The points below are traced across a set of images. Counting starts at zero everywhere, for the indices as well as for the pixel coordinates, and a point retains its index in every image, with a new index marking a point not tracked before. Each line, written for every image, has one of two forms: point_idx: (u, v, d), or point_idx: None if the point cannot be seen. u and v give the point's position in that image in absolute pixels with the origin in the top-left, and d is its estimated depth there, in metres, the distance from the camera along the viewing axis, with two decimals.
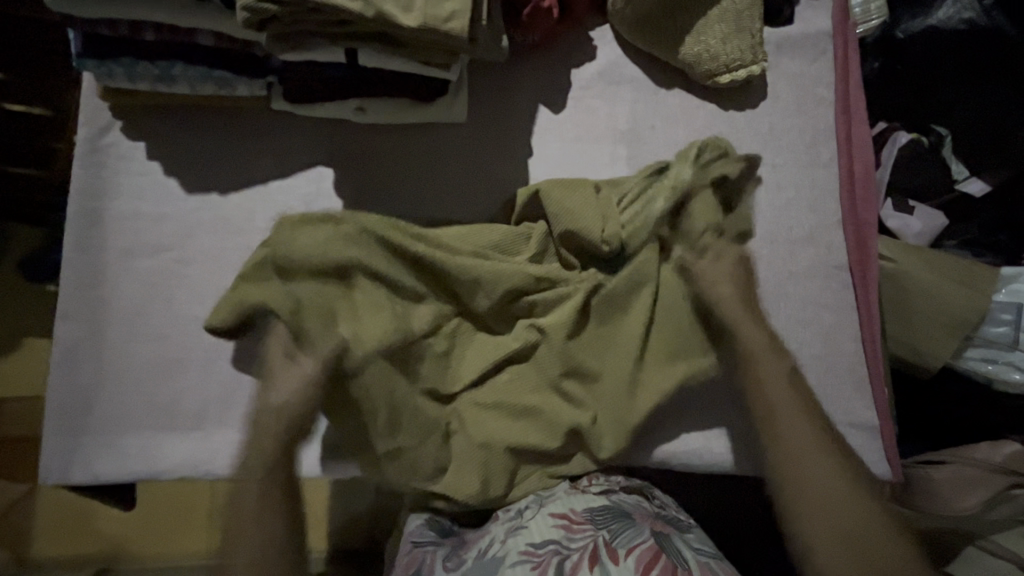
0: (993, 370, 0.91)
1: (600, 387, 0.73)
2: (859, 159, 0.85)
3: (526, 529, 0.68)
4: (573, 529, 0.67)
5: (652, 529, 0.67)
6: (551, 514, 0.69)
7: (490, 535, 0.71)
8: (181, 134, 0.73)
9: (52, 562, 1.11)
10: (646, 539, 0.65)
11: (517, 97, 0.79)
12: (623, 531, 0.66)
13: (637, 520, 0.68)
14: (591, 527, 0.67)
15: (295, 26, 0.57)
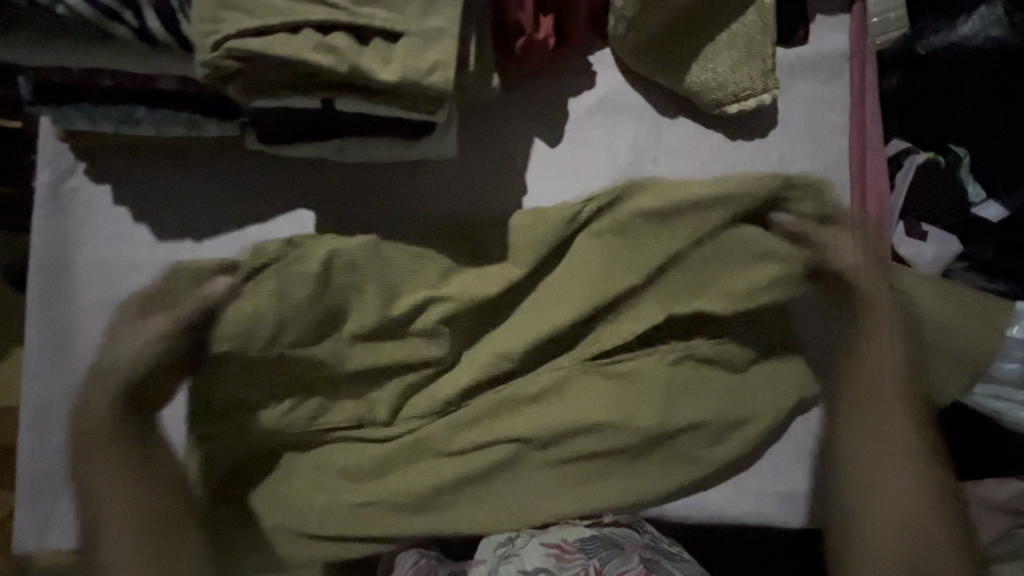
0: (1002, 407, 0.88)
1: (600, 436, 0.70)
2: (874, 193, 0.80)
3: (519, 557, 0.67)
4: (564, 557, 0.67)
5: (642, 556, 0.68)
6: (543, 543, 0.68)
7: (482, 567, 0.68)
8: (150, 176, 0.68)
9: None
10: (636, 565, 0.66)
11: (510, 131, 0.73)
12: (612, 558, 0.67)
13: (626, 548, 0.68)
14: (582, 556, 0.67)
15: (265, 77, 0.51)
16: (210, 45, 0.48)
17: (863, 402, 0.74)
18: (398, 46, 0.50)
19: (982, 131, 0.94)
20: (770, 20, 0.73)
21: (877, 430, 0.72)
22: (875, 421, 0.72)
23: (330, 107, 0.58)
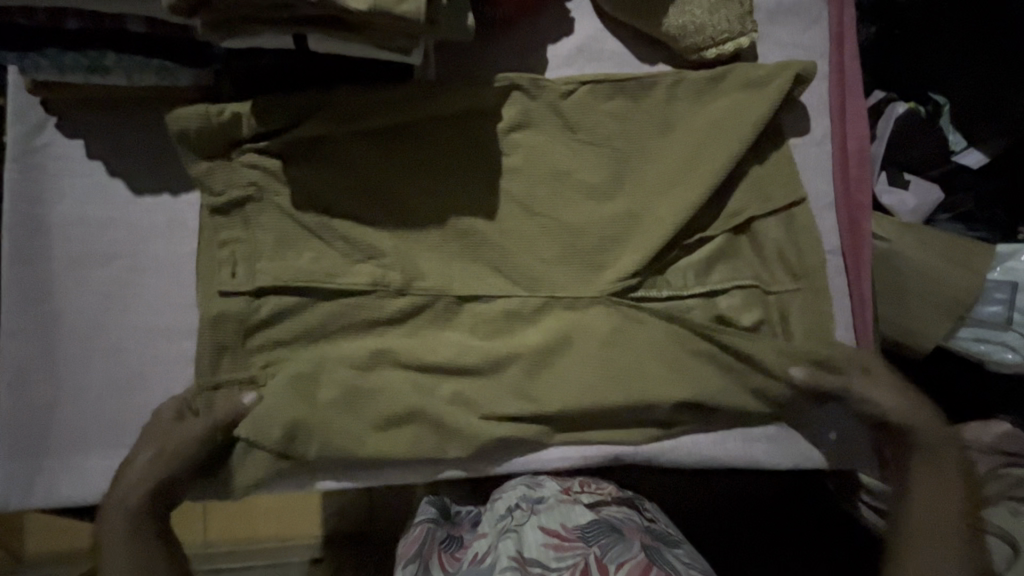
0: (985, 349, 0.89)
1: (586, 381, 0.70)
2: (853, 136, 0.81)
3: (517, 535, 0.70)
4: (562, 547, 0.68)
5: (642, 542, 0.68)
6: (541, 528, 0.70)
7: (485, 540, 0.73)
8: (124, 130, 0.67)
9: (46, 558, 1.09)
10: (636, 553, 0.66)
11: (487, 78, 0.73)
12: (613, 546, 0.67)
13: (626, 534, 0.69)
14: (582, 543, 0.68)
15: (235, 11, 0.51)
16: None
17: (938, 485, 0.71)
18: None
19: (961, 78, 0.95)
20: None
21: (933, 507, 0.70)
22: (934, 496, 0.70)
23: (303, 46, 0.57)
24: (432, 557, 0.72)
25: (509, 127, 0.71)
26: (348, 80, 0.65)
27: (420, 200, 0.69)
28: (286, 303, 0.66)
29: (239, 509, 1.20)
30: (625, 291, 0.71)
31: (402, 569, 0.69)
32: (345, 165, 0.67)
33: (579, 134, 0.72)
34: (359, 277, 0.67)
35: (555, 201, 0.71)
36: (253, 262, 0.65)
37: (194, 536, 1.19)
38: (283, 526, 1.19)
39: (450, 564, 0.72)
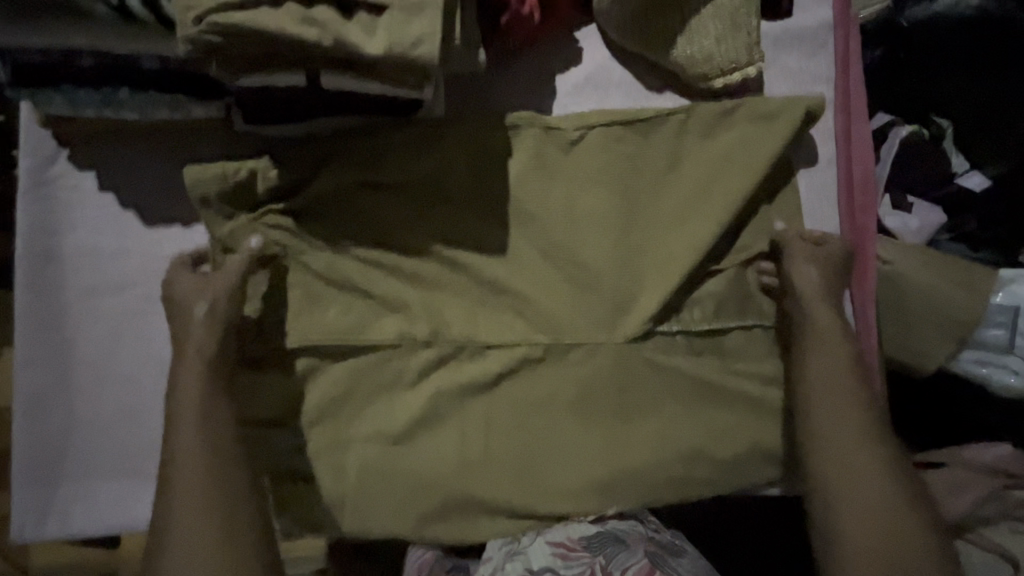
0: (987, 372, 0.90)
1: (588, 408, 0.73)
2: (859, 162, 0.81)
3: (525, 553, 0.70)
4: (569, 556, 0.69)
5: (646, 551, 0.70)
6: (549, 541, 0.71)
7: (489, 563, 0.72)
8: (135, 161, 0.67)
9: None
10: (639, 560, 0.69)
11: (497, 106, 0.73)
12: (618, 554, 0.69)
13: (630, 543, 0.71)
14: (588, 553, 0.69)
15: (250, 54, 0.51)
16: (191, 18, 0.47)
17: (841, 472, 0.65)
18: (382, 20, 0.50)
19: (963, 101, 0.96)
20: None
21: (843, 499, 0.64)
22: (842, 446, 0.66)
23: (316, 83, 0.58)
24: None
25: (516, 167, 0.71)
26: (358, 127, 0.68)
27: (431, 232, 0.70)
28: (303, 332, 0.68)
29: None
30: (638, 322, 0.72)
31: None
32: (354, 207, 0.69)
33: (591, 167, 0.73)
34: (372, 309, 0.70)
35: (564, 230, 0.72)
36: (273, 294, 0.69)
37: None
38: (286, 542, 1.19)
39: None
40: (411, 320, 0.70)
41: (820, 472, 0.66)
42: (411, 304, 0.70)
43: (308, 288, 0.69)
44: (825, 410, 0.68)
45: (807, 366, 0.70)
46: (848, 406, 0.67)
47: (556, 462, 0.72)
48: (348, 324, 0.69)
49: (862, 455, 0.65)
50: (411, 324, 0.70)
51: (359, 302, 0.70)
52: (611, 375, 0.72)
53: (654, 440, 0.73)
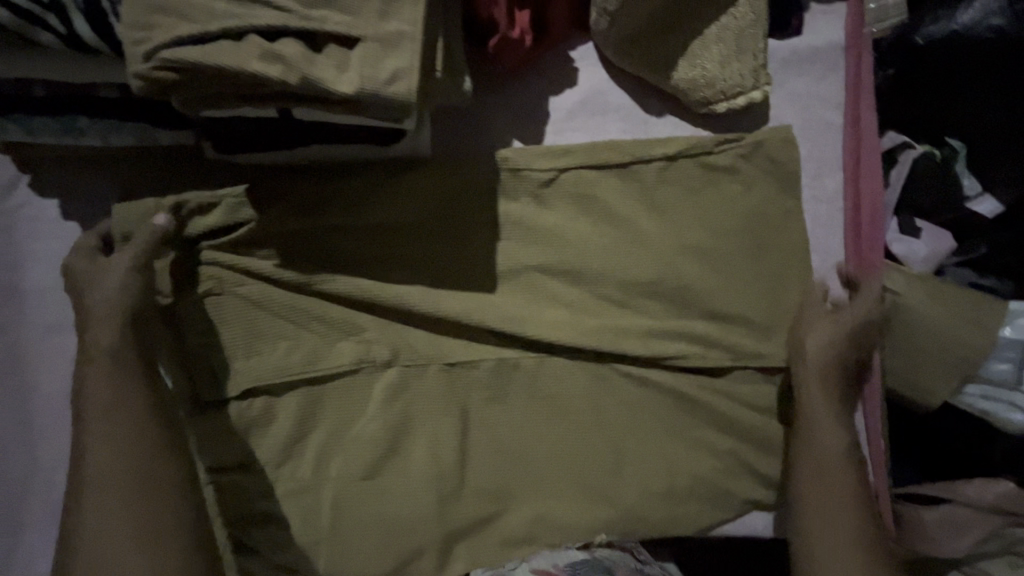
0: (991, 407, 0.87)
1: (566, 452, 0.68)
2: (867, 193, 0.77)
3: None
4: None
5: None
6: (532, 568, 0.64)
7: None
8: (99, 189, 0.63)
9: None
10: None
11: (488, 133, 0.69)
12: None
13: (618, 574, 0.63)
14: None
15: (211, 89, 0.47)
16: (141, 55, 0.43)
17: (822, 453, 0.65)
18: (354, 54, 0.46)
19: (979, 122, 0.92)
20: (762, 12, 0.69)
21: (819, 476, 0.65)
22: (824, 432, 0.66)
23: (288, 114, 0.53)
24: None
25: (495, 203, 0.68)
26: (327, 159, 0.64)
27: (410, 271, 0.66)
28: (269, 373, 0.63)
29: None
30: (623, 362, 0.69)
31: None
32: (321, 244, 0.65)
33: (582, 199, 0.69)
34: (344, 350, 0.65)
35: (553, 264, 0.69)
36: (235, 333, 0.64)
37: None
38: None
39: None
40: (372, 346, 0.65)
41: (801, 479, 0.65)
42: (387, 345, 0.65)
43: (251, 329, 0.64)
44: (816, 417, 0.66)
45: (809, 370, 0.68)
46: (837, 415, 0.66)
47: (538, 509, 0.68)
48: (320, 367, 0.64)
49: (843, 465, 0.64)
50: (388, 367, 0.65)
51: (330, 341, 0.65)
52: (595, 415, 0.69)
53: (638, 484, 0.69)
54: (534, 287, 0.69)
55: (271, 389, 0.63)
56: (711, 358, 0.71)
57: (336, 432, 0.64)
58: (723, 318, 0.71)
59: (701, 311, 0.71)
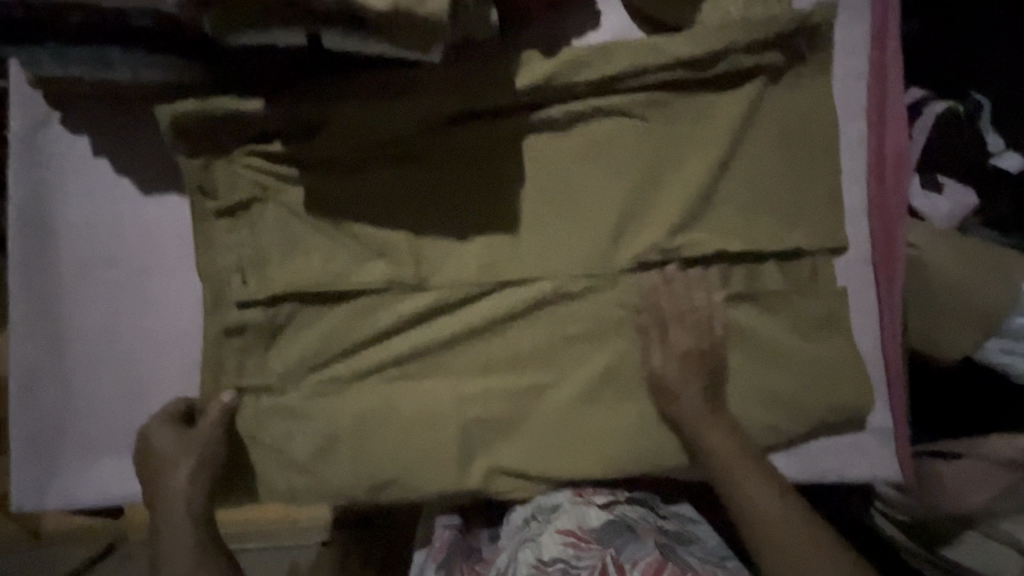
0: (1012, 363, 0.87)
1: (590, 373, 0.70)
2: (893, 141, 0.76)
3: (536, 543, 0.75)
4: (580, 547, 0.73)
5: (656, 541, 0.73)
6: (560, 531, 0.74)
7: (506, 551, 0.77)
8: (130, 127, 0.64)
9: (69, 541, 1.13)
10: (649, 551, 0.72)
11: (509, 65, 0.65)
12: (628, 544, 0.72)
13: (640, 534, 0.74)
14: (598, 546, 0.73)
15: (245, 9, 0.49)
16: None
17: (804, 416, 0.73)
18: None
19: (997, 79, 0.93)
20: None
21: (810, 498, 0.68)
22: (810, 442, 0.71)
23: (317, 43, 0.55)
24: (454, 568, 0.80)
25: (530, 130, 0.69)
26: (362, 76, 0.62)
27: (432, 210, 0.67)
28: (300, 283, 0.65)
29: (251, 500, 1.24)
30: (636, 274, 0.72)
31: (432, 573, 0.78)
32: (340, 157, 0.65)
33: (601, 139, 0.71)
34: (374, 261, 0.67)
35: (570, 205, 0.71)
36: (263, 254, 0.65)
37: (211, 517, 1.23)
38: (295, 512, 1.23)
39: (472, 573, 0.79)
40: (400, 268, 0.67)
41: (709, 468, 0.69)
42: (416, 267, 0.67)
43: (287, 232, 0.65)
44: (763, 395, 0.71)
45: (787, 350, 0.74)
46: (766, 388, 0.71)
47: (561, 436, 0.69)
48: (349, 300, 0.67)
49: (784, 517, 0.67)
50: (417, 290, 0.67)
51: (356, 276, 0.66)
52: (620, 332, 0.71)
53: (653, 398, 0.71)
54: (558, 228, 0.70)
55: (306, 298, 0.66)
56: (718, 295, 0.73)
57: (364, 365, 0.67)
58: (736, 262, 0.74)
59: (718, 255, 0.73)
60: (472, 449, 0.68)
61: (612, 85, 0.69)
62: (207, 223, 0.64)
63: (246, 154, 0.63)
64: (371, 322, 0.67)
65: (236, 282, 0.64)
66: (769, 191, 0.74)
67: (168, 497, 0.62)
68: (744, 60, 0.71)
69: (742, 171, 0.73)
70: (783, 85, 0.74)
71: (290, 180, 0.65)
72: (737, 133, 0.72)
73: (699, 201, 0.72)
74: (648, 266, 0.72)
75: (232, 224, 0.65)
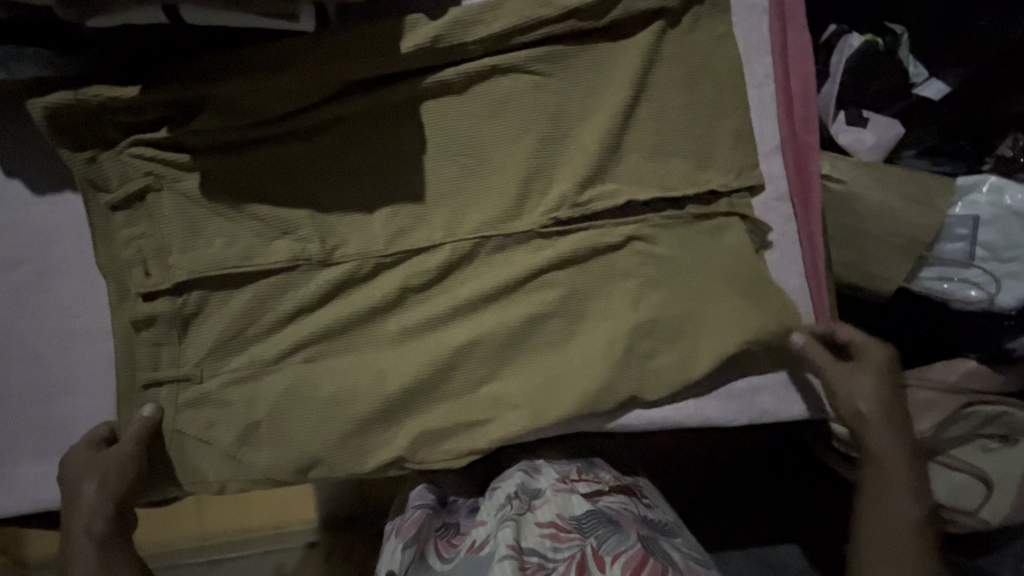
0: (948, 289, 0.86)
1: (513, 335, 0.68)
2: (798, 74, 0.76)
3: (517, 524, 0.75)
4: (560, 538, 0.75)
5: (639, 533, 0.75)
6: (539, 523, 0.77)
7: (484, 528, 0.77)
8: (16, 128, 0.64)
9: (47, 563, 1.13)
10: (633, 544, 0.73)
11: (390, 28, 0.64)
12: (609, 538, 0.73)
13: (623, 526, 0.75)
14: (579, 535, 0.74)
15: None
16: None
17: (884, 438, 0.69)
18: None
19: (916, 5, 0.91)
20: None
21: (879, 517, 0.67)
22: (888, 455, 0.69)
23: (179, 20, 0.54)
24: (427, 543, 0.77)
25: (426, 95, 0.68)
26: (241, 53, 0.61)
27: (335, 186, 0.67)
28: (202, 269, 0.64)
29: (232, 506, 1.24)
30: (553, 231, 0.70)
31: (400, 550, 0.74)
32: (236, 138, 0.64)
33: (501, 96, 0.69)
34: (278, 240, 0.66)
35: (475, 167, 0.69)
36: (163, 244, 0.64)
37: (193, 526, 1.24)
38: (277, 515, 1.24)
39: (444, 546, 0.78)
40: (306, 244, 0.66)
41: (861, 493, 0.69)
42: (321, 243, 0.66)
43: (186, 220, 0.65)
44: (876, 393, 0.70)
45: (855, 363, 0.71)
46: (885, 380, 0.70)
47: (488, 401, 0.68)
48: (256, 282, 0.66)
49: (908, 489, 0.67)
50: (325, 264, 0.66)
51: (260, 257, 0.65)
52: (539, 289, 0.70)
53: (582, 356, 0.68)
54: (465, 191, 0.69)
55: (210, 285, 0.65)
56: (640, 245, 0.71)
57: (280, 347, 0.66)
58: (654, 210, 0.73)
59: (635, 205, 0.72)
60: (398, 421, 0.67)
61: (505, 43, 0.68)
62: (103, 217, 0.64)
63: (134, 144, 0.63)
64: (283, 302, 0.66)
65: (137, 273, 0.63)
66: (678, 136, 0.73)
67: (83, 498, 0.61)
68: (636, 4, 0.69)
69: (650, 117, 0.72)
70: (681, 27, 0.73)
71: (186, 168, 0.64)
72: (638, 77, 0.71)
73: (609, 150, 0.71)
74: (563, 221, 0.70)
75: (128, 216, 0.64)
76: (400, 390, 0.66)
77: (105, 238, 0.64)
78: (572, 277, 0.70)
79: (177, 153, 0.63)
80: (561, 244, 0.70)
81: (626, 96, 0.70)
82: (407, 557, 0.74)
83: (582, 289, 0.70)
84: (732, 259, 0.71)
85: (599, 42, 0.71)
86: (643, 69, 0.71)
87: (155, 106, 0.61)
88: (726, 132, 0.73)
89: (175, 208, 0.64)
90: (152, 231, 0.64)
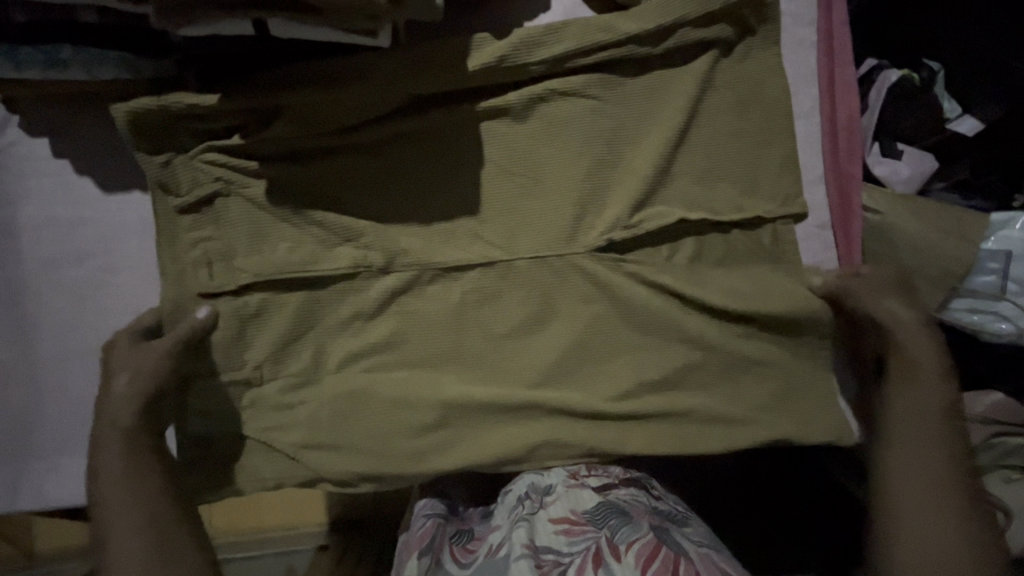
0: (978, 320, 0.88)
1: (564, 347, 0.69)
2: (844, 107, 0.78)
3: (529, 523, 0.76)
4: (574, 531, 0.74)
5: (650, 524, 0.74)
6: (551, 518, 0.75)
7: (499, 531, 0.78)
8: (89, 128, 0.65)
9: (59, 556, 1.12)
10: (644, 534, 0.72)
11: (457, 46, 0.66)
12: (621, 527, 0.73)
13: (635, 517, 0.74)
14: (592, 528, 0.74)
15: None
16: None
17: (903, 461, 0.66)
18: None
19: (953, 44, 0.94)
20: None
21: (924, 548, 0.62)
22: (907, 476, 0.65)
23: (265, 32, 0.56)
24: (443, 550, 0.78)
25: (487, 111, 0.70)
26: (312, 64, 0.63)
27: (395, 197, 0.69)
28: (267, 274, 0.66)
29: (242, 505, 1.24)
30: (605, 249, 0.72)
31: (416, 558, 0.75)
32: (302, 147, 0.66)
33: (558, 116, 0.71)
34: (339, 246, 0.67)
35: (532, 184, 0.71)
36: (230, 247, 0.66)
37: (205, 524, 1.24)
38: (288, 518, 1.24)
39: (460, 551, 0.78)
40: (367, 252, 0.67)
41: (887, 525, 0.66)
42: (382, 251, 0.68)
43: (252, 226, 0.66)
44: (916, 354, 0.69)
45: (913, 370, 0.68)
46: (922, 330, 0.69)
47: (535, 412, 0.69)
48: (316, 287, 0.67)
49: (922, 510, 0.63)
50: (383, 272, 0.68)
51: (323, 263, 0.67)
52: (588, 304, 0.71)
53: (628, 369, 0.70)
54: (521, 206, 0.71)
55: (272, 291, 0.67)
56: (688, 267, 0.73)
57: (335, 352, 0.68)
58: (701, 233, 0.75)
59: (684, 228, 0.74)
60: (447, 428, 0.68)
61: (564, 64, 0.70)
62: (171, 219, 0.65)
63: (206, 150, 0.64)
64: (341, 308, 0.68)
65: (204, 276, 0.65)
66: (727, 164, 0.75)
67: None
68: (693, 34, 0.72)
69: (700, 143, 0.74)
70: (734, 59, 0.75)
71: (254, 174, 0.65)
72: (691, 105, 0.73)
73: (660, 172, 0.72)
74: (614, 239, 0.72)
75: (196, 219, 0.65)
76: (451, 398, 0.67)
77: (169, 238, 0.66)
78: (620, 294, 0.71)
79: (246, 159, 0.65)
80: (612, 262, 0.71)
81: (679, 122, 0.72)
82: (423, 564, 0.74)
83: (629, 306, 0.71)
84: (776, 284, 0.73)
85: (654, 68, 0.73)
86: (696, 97, 0.73)
87: (230, 113, 0.63)
88: (774, 161, 0.75)
89: (242, 212, 0.66)
90: (218, 234, 0.66)
